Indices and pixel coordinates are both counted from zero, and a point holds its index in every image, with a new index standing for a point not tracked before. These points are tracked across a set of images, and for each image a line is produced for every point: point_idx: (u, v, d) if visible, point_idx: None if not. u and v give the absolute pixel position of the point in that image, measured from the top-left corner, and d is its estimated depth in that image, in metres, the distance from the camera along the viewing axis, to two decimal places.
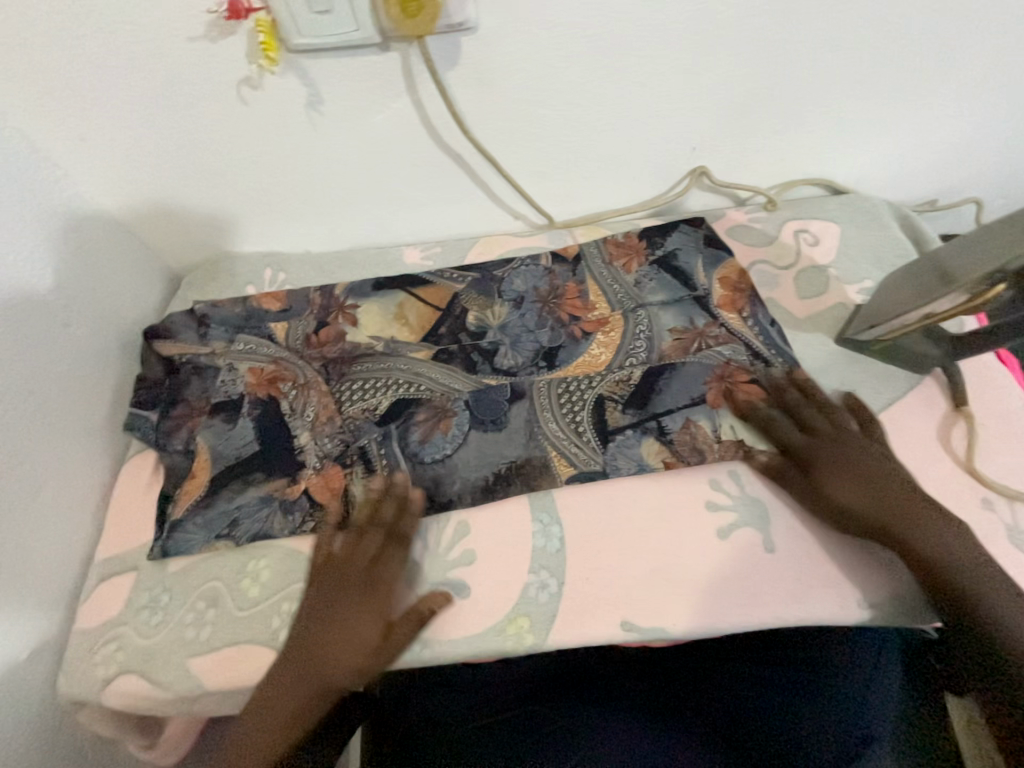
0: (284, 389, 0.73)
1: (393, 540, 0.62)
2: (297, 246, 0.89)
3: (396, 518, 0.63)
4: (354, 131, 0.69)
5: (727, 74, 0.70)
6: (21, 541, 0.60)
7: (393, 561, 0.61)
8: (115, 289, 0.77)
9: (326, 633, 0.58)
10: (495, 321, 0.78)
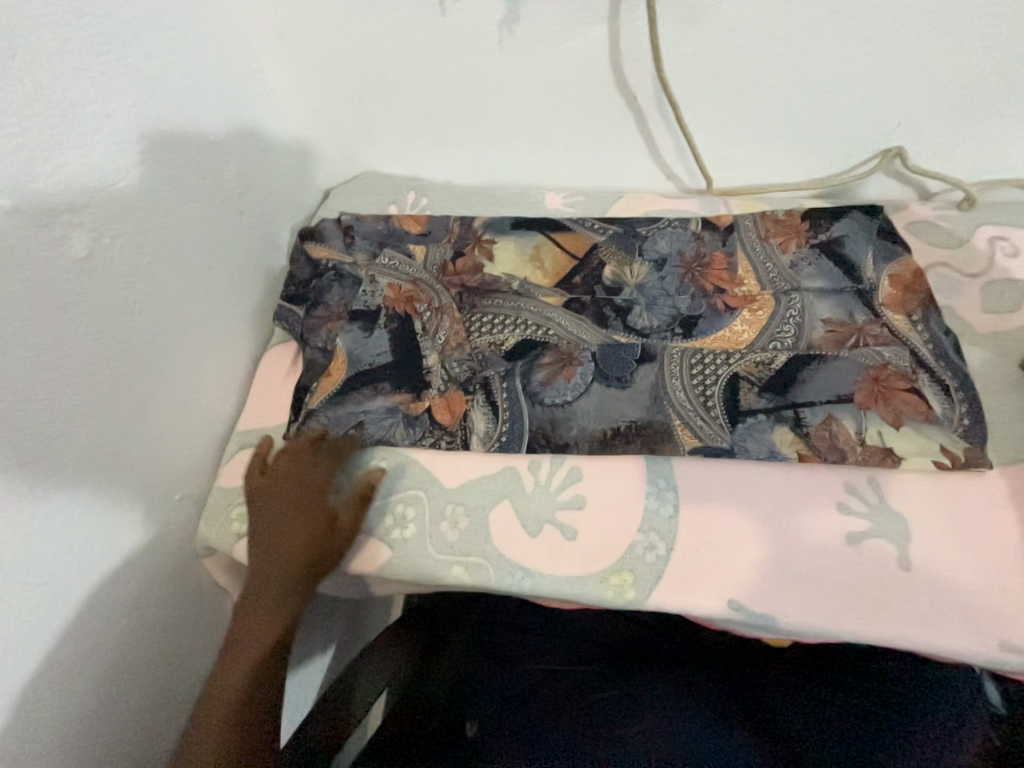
0: (419, 308, 0.75)
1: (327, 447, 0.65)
2: (438, 175, 0.88)
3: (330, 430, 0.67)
4: (540, 56, 0.69)
5: (947, 43, 0.65)
6: (185, 399, 0.65)
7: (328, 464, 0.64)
8: (279, 187, 0.80)
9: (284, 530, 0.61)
10: (632, 279, 0.76)
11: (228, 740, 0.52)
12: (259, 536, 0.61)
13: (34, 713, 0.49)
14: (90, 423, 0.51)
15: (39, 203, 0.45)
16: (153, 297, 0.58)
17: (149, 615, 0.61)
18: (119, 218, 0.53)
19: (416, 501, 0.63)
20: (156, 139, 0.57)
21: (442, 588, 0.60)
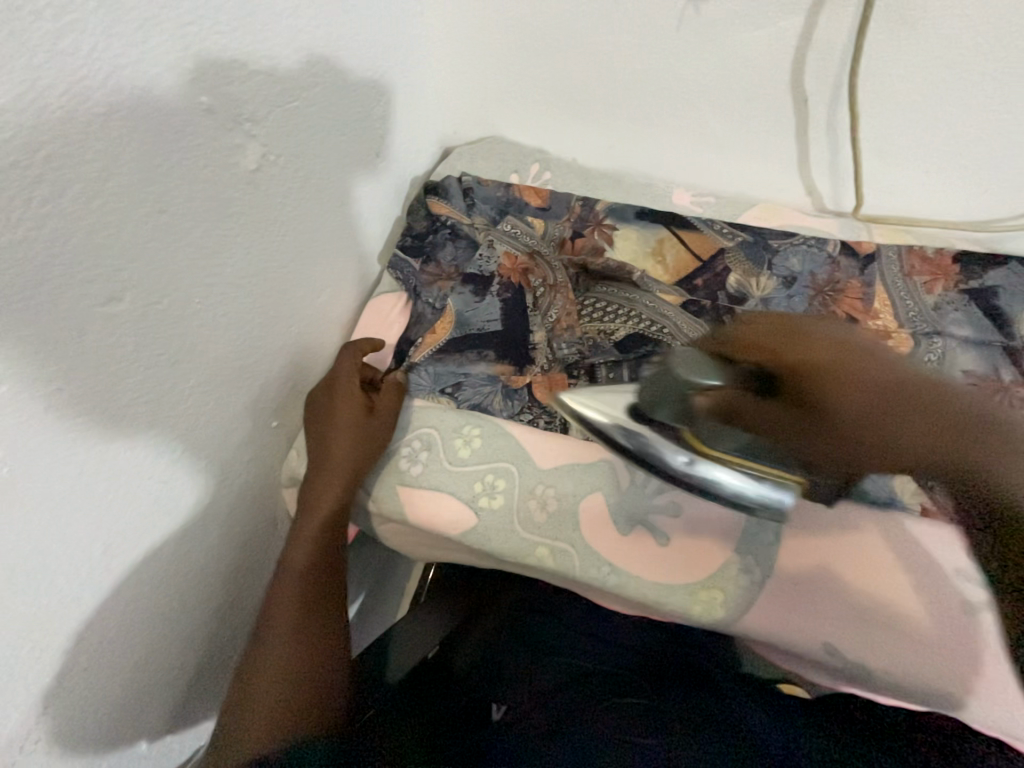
0: (533, 283, 0.73)
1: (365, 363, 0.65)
2: (565, 152, 0.85)
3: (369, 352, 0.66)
4: (717, 42, 0.65)
5: None
6: (300, 330, 0.64)
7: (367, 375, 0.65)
8: (409, 137, 0.78)
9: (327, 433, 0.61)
10: (757, 292, 0.72)
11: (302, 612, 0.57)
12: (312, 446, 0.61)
13: (130, 607, 0.50)
14: (226, 335, 0.51)
15: (230, 106, 0.44)
16: (294, 224, 0.57)
17: (234, 534, 0.61)
18: (285, 137, 0.52)
19: (507, 474, 0.62)
20: (326, 65, 0.56)
21: (523, 567, 0.59)
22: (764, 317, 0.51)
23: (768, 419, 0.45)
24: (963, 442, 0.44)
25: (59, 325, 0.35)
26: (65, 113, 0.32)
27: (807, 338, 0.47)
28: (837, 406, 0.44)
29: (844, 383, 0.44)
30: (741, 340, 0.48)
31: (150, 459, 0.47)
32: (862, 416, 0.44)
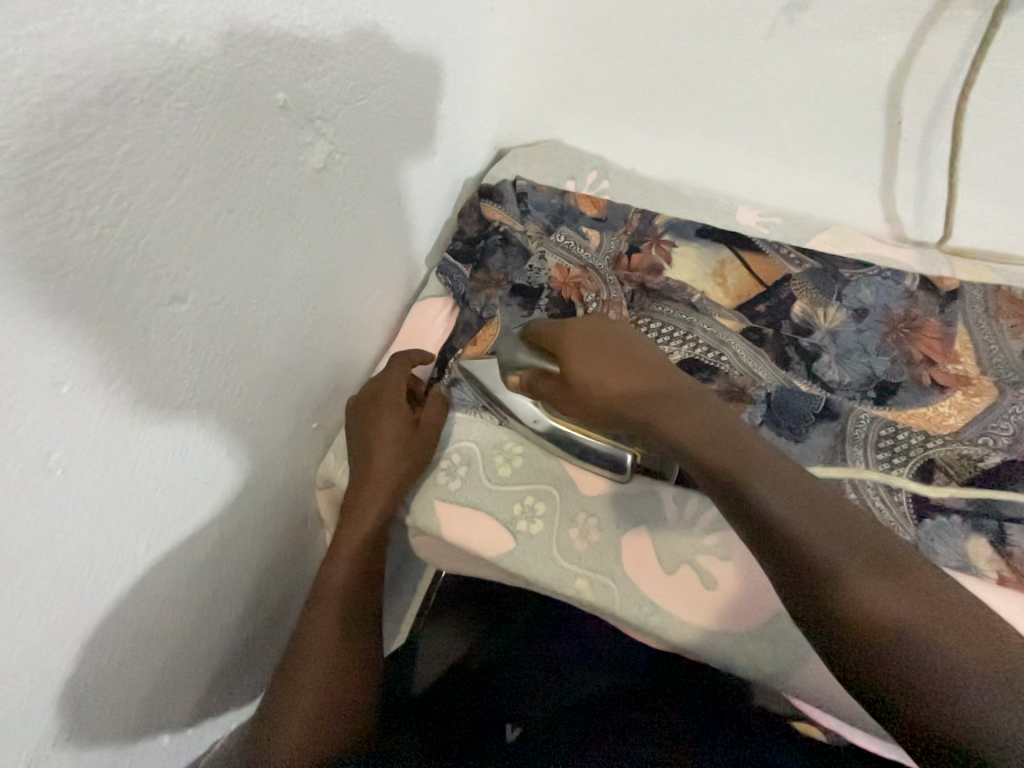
0: (586, 297, 0.70)
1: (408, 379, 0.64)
2: (625, 161, 0.81)
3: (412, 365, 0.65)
4: (807, 54, 0.61)
5: None
6: (347, 331, 0.63)
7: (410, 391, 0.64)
8: (467, 137, 0.76)
9: (368, 448, 0.59)
10: (824, 323, 0.68)
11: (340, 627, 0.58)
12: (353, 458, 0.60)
13: (166, 609, 0.48)
14: (278, 336, 0.50)
15: (303, 103, 0.43)
16: (351, 224, 0.56)
17: (267, 535, 0.60)
18: (352, 136, 0.50)
19: (548, 497, 0.60)
20: (396, 61, 0.54)
21: (561, 597, 0.57)
22: (616, 329, 0.55)
23: (545, 387, 0.56)
24: (751, 468, 0.45)
25: (125, 324, 0.34)
26: (146, 107, 0.31)
27: (615, 350, 0.53)
28: (576, 375, 0.52)
29: (605, 366, 0.52)
30: (566, 333, 0.54)
31: (197, 460, 0.45)
32: (601, 381, 0.51)
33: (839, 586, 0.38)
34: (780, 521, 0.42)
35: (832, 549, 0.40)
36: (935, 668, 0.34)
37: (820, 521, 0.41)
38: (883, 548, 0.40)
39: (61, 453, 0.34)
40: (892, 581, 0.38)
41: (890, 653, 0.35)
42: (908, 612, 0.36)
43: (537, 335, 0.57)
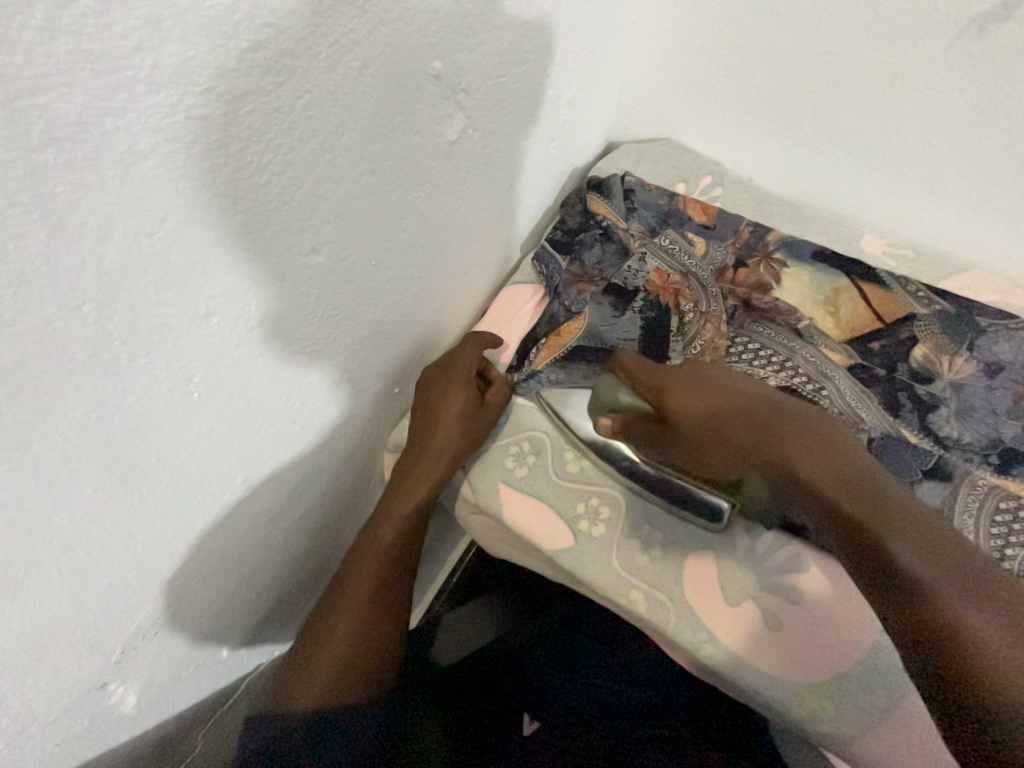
0: (682, 305, 0.68)
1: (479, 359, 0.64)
2: (744, 168, 0.77)
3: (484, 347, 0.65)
4: (993, 73, 0.54)
5: None
6: (441, 304, 0.63)
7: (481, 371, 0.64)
8: (583, 126, 0.74)
9: (433, 422, 0.60)
10: (947, 373, 0.62)
11: (378, 579, 0.60)
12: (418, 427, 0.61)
13: (248, 536, 0.52)
14: (384, 301, 0.52)
15: (453, 75, 0.43)
16: (467, 199, 0.56)
17: (338, 486, 0.63)
18: (487, 113, 0.51)
19: (614, 503, 0.59)
20: (540, 41, 0.53)
21: (610, 603, 0.56)
22: (707, 366, 0.59)
23: (642, 430, 0.57)
24: (855, 488, 0.48)
25: (269, 266, 0.36)
26: (327, 62, 0.32)
27: (718, 383, 0.56)
28: (684, 415, 0.55)
29: (706, 400, 0.55)
30: (661, 372, 0.57)
31: (299, 405, 0.48)
32: (704, 415, 0.54)
33: (934, 601, 0.41)
34: (877, 536, 0.45)
35: (928, 566, 0.43)
36: (1019, 689, 0.37)
37: (924, 547, 0.44)
38: (974, 572, 0.43)
39: (199, 379, 0.36)
40: (981, 602, 0.41)
41: (988, 667, 0.38)
42: (999, 632, 0.40)
43: (629, 372, 0.59)
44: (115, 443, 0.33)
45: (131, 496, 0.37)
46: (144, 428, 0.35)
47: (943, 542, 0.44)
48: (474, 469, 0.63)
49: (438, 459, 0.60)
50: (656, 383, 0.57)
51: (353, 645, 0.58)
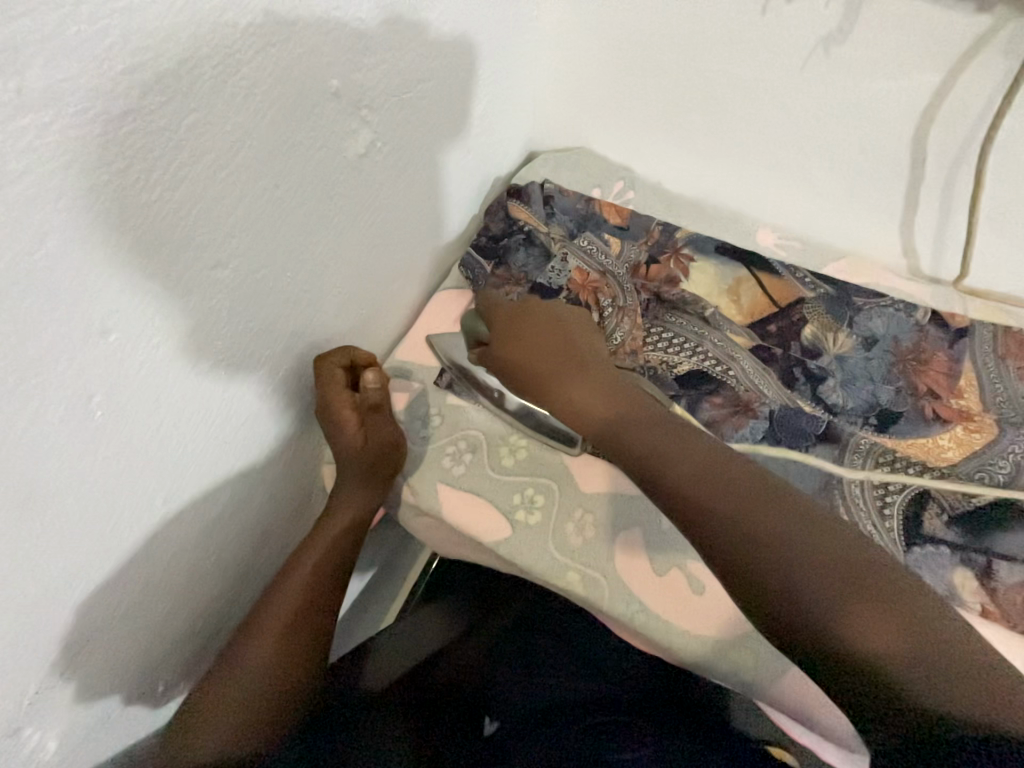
0: (602, 302, 0.72)
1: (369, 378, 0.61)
2: (651, 172, 0.83)
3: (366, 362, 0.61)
4: (839, 87, 0.63)
5: None
6: (369, 312, 0.65)
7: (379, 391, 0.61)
8: (501, 136, 0.78)
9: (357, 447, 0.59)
10: (832, 348, 0.69)
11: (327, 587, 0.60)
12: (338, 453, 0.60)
13: (178, 559, 0.51)
14: (305, 312, 0.52)
15: (352, 92, 0.45)
16: (383, 209, 0.57)
17: (275, 502, 0.62)
18: (394, 126, 0.53)
19: (548, 491, 0.62)
20: (440, 58, 0.56)
21: (551, 588, 0.58)
22: (545, 309, 0.60)
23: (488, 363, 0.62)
24: (720, 497, 0.43)
25: (174, 283, 0.37)
26: (213, 82, 0.33)
27: (559, 347, 0.57)
28: (507, 346, 0.59)
29: (543, 354, 0.57)
30: (499, 314, 0.62)
31: (221, 420, 0.48)
32: (533, 351, 0.57)
33: (818, 624, 0.37)
34: (751, 550, 0.40)
35: (817, 582, 0.38)
36: (878, 660, 0.36)
37: (774, 532, 0.41)
38: (864, 577, 0.38)
39: (101, 399, 0.36)
40: (866, 603, 0.37)
41: (874, 678, 0.35)
42: (887, 639, 0.36)
43: (483, 311, 0.65)
44: (8, 470, 0.33)
45: (32, 526, 0.36)
46: (39, 452, 0.34)
47: (792, 521, 0.41)
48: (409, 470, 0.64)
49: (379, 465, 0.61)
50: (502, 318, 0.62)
51: (274, 671, 0.55)
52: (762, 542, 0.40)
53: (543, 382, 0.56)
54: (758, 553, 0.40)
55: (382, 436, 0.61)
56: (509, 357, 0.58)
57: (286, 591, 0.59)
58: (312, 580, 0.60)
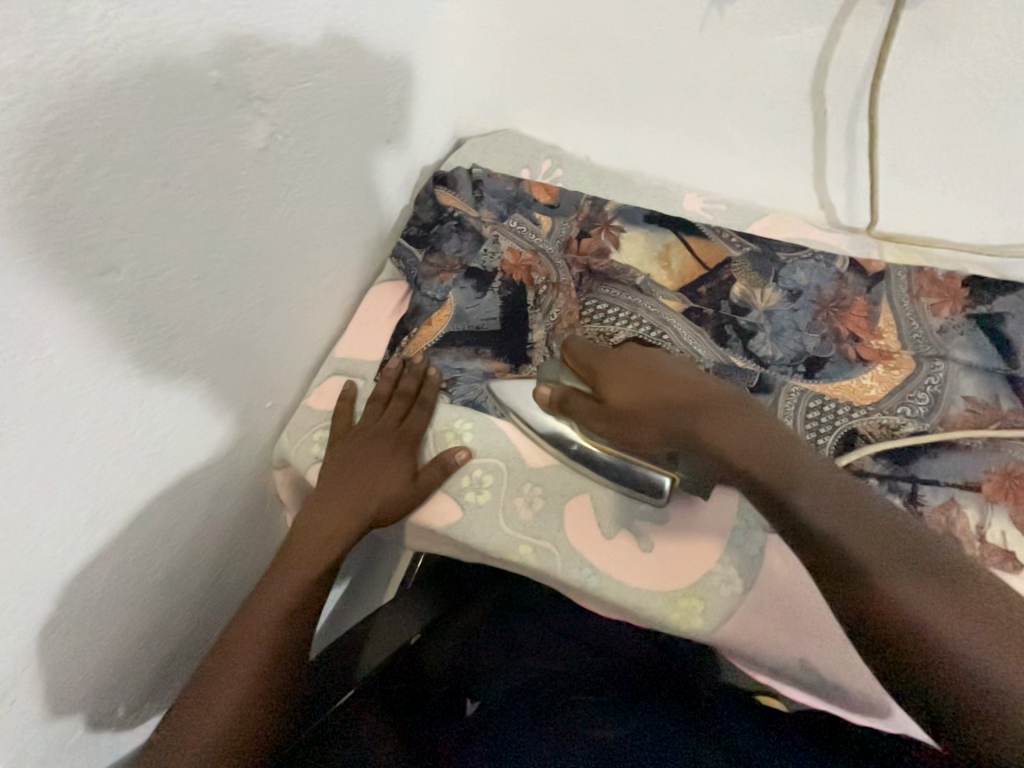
0: (536, 280, 0.73)
1: (415, 405, 0.66)
2: (577, 148, 0.84)
3: (417, 389, 0.66)
4: (738, 46, 0.65)
5: None
6: (300, 312, 0.64)
7: (415, 419, 0.65)
8: (423, 123, 0.78)
9: (359, 473, 0.63)
10: (761, 303, 0.72)
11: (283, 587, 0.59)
12: (342, 477, 0.63)
13: (119, 578, 0.50)
14: (225, 313, 0.51)
15: (239, 82, 0.44)
16: (299, 204, 0.57)
17: (224, 513, 0.61)
18: (297, 117, 0.52)
19: (496, 470, 0.62)
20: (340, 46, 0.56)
21: (506, 563, 0.59)
22: (658, 357, 0.60)
23: (581, 403, 0.58)
24: (822, 505, 0.45)
25: (61, 290, 0.36)
26: (71, 79, 0.32)
27: (668, 384, 0.56)
28: (616, 389, 0.58)
29: (650, 394, 0.56)
30: (604, 359, 0.60)
31: (142, 434, 0.47)
32: (640, 392, 0.57)
33: (922, 624, 0.38)
34: (859, 565, 0.42)
35: (924, 594, 0.39)
36: (986, 668, 0.36)
37: (878, 541, 0.43)
38: (972, 592, 0.39)
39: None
40: (973, 612, 0.38)
41: (979, 686, 0.36)
42: (994, 647, 0.36)
43: (579, 355, 0.62)
44: None
45: None
46: None
47: (896, 534, 0.43)
48: (392, 511, 0.62)
49: (369, 496, 0.62)
50: (601, 364, 0.60)
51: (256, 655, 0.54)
52: (865, 549, 0.42)
53: (649, 420, 0.55)
54: (861, 558, 0.42)
55: (390, 472, 0.63)
56: (623, 403, 0.57)
57: (269, 594, 0.59)
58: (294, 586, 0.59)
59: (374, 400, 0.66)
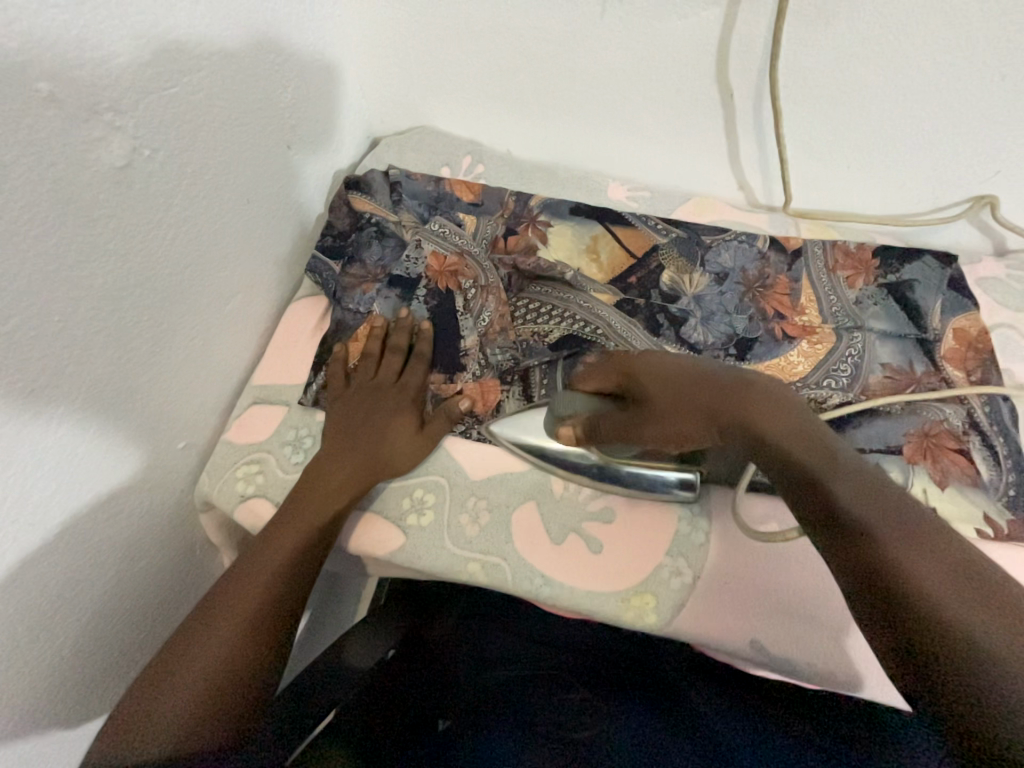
0: (463, 285, 0.70)
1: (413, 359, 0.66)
2: (498, 143, 0.81)
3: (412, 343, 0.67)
4: (641, 30, 0.63)
5: None
6: (207, 342, 0.59)
7: (415, 371, 0.65)
8: (329, 125, 0.72)
9: (362, 430, 0.61)
10: (690, 289, 0.72)
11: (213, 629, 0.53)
12: (342, 436, 0.61)
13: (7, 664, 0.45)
14: (105, 355, 0.46)
15: (75, 94, 0.38)
16: (183, 226, 0.51)
17: (138, 570, 0.56)
18: (165, 131, 0.47)
19: (437, 488, 0.60)
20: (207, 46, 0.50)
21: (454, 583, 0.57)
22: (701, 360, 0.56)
23: (610, 424, 0.57)
24: (856, 492, 0.39)
25: None
26: None
27: (711, 380, 0.52)
28: (655, 390, 0.54)
29: (694, 390, 0.52)
30: (643, 360, 0.57)
31: (13, 507, 0.42)
32: (678, 387, 0.53)
33: (937, 618, 0.32)
34: (887, 553, 0.35)
35: (948, 594, 0.33)
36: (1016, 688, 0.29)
37: (911, 537, 0.36)
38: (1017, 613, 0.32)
39: None
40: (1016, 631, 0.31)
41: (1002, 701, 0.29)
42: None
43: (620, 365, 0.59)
44: None
45: None
46: None
47: (937, 539, 0.36)
48: (403, 458, 0.60)
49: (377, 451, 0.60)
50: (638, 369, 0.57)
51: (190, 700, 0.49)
52: (897, 540, 0.36)
53: (686, 421, 0.52)
54: (888, 544, 0.36)
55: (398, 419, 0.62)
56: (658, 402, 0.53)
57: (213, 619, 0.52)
58: (280, 568, 0.53)
59: (368, 357, 0.65)
